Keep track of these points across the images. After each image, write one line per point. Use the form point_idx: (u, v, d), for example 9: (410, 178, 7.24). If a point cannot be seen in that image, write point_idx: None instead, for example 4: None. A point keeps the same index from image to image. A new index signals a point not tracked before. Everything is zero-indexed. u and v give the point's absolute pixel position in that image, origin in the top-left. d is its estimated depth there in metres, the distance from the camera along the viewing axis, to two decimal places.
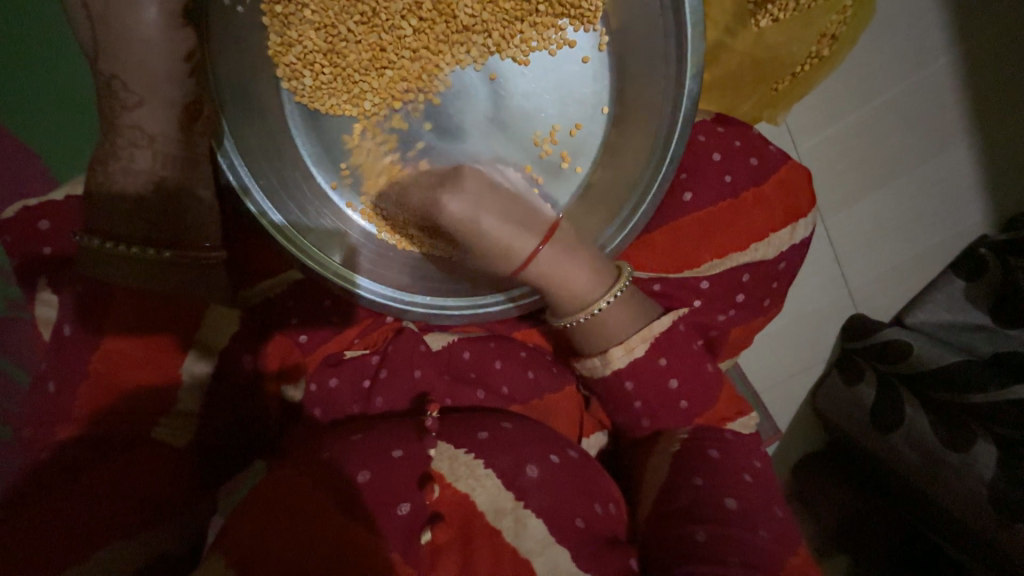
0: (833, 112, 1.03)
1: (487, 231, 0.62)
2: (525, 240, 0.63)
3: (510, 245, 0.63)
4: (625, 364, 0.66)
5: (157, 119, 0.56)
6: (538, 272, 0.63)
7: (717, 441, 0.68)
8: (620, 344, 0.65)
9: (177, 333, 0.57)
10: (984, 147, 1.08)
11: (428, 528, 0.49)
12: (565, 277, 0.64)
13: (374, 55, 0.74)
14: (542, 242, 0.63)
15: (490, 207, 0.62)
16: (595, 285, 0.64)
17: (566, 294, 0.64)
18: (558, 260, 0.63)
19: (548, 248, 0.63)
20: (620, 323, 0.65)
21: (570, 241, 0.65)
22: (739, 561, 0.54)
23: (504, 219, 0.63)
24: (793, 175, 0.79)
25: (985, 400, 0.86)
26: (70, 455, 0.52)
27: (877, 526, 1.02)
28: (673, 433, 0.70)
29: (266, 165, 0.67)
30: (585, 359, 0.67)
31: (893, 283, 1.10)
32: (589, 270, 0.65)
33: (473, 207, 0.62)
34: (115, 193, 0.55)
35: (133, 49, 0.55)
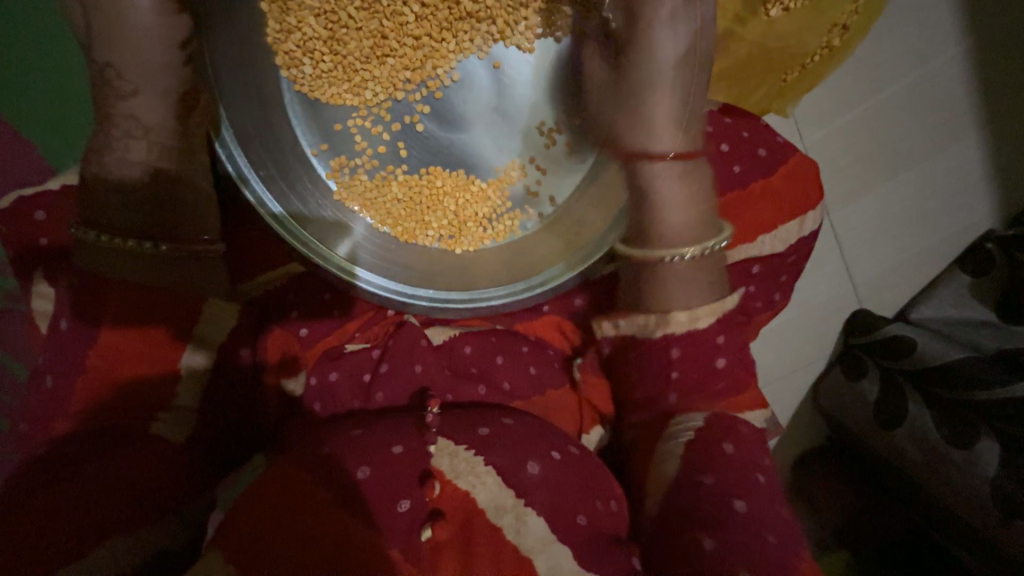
0: (842, 103, 1.01)
1: (659, 108, 0.65)
2: (670, 142, 0.65)
3: (653, 130, 0.65)
4: (681, 330, 0.67)
5: (153, 109, 0.55)
6: (652, 177, 0.64)
7: (730, 435, 0.65)
8: (685, 310, 0.65)
9: (171, 325, 0.57)
10: (995, 139, 1.06)
11: (428, 525, 0.49)
12: (675, 203, 0.64)
13: (375, 42, 0.72)
14: (674, 154, 0.64)
15: (670, 88, 0.64)
16: (686, 232, 0.64)
17: (658, 226, 0.65)
18: (674, 179, 0.64)
19: (675, 164, 0.64)
20: (685, 289, 0.65)
21: (693, 174, 0.65)
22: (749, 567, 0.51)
23: (671, 112, 0.65)
24: (802, 167, 0.77)
25: (990, 397, 0.87)
26: (68, 450, 0.52)
27: (879, 521, 1.02)
28: (692, 413, 0.69)
29: (264, 152, 0.64)
30: (639, 316, 0.68)
31: (899, 277, 1.09)
32: (694, 213, 0.65)
33: (680, 78, 0.64)
34: (107, 184, 0.54)
35: (128, 36, 0.54)
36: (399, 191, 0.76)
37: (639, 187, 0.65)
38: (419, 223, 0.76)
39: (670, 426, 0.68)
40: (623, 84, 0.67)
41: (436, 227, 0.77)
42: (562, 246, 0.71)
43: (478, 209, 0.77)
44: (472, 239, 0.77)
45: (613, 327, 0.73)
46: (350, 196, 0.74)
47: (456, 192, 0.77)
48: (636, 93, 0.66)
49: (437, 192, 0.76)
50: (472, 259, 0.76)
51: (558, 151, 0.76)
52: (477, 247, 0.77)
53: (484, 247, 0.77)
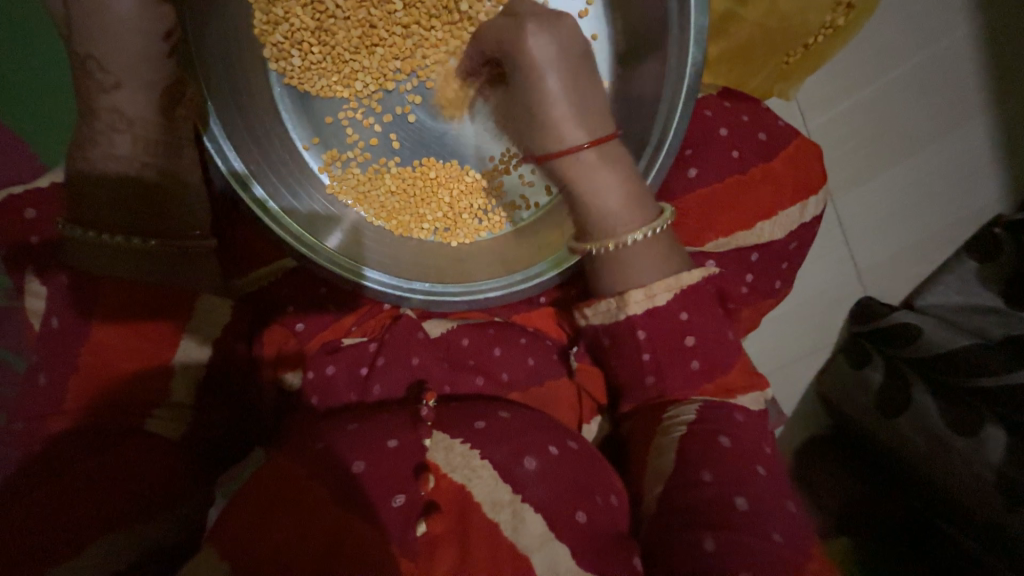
0: (845, 88, 0.99)
1: (557, 103, 0.62)
2: (580, 133, 0.61)
3: (557, 127, 0.62)
4: (642, 310, 0.63)
5: (136, 102, 0.54)
6: (574, 171, 0.62)
7: (726, 425, 0.64)
8: (640, 288, 0.62)
9: (171, 319, 0.58)
10: (1004, 120, 1.03)
11: (422, 520, 0.49)
12: (599, 193, 0.61)
13: (364, 31, 0.71)
14: (589, 143, 0.61)
15: (558, 82, 0.62)
16: (630, 214, 0.61)
17: (598, 216, 0.62)
18: (597, 169, 0.61)
19: (593, 154, 0.61)
20: (642, 268, 0.62)
21: (616, 156, 0.62)
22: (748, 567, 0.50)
23: (570, 103, 0.62)
24: (802, 151, 0.75)
25: (996, 383, 0.85)
26: (62, 447, 0.52)
27: (881, 509, 1.02)
28: (684, 403, 0.66)
29: (252, 143, 0.63)
30: (599, 302, 0.65)
31: (903, 264, 1.08)
32: (629, 195, 0.61)
33: (557, 68, 0.62)
34: (95, 181, 0.54)
35: (105, 26, 0.52)
36: (393, 185, 0.75)
37: (566, 185, 0.63)
38: (414, 217, 0.76)
39: (664, 417, 0.66)
40: (517, 82, 0.64)
41: (432, 220, 0.76)
42: (558, 237, 0.69)
43: (472, 200, 0.76)
44: (467, 231, 0.76)
45: (581, 317, 0.68)
46: (343, 189, 0.73)
47: (452, 184, 0.76)
48: (534, 89, 0.63)
49: (431, 185, 0.76)
50: (468, 251, 0.75)
51: None
52: (472, 239, 0.76)
53: (479, 239, 0.77)
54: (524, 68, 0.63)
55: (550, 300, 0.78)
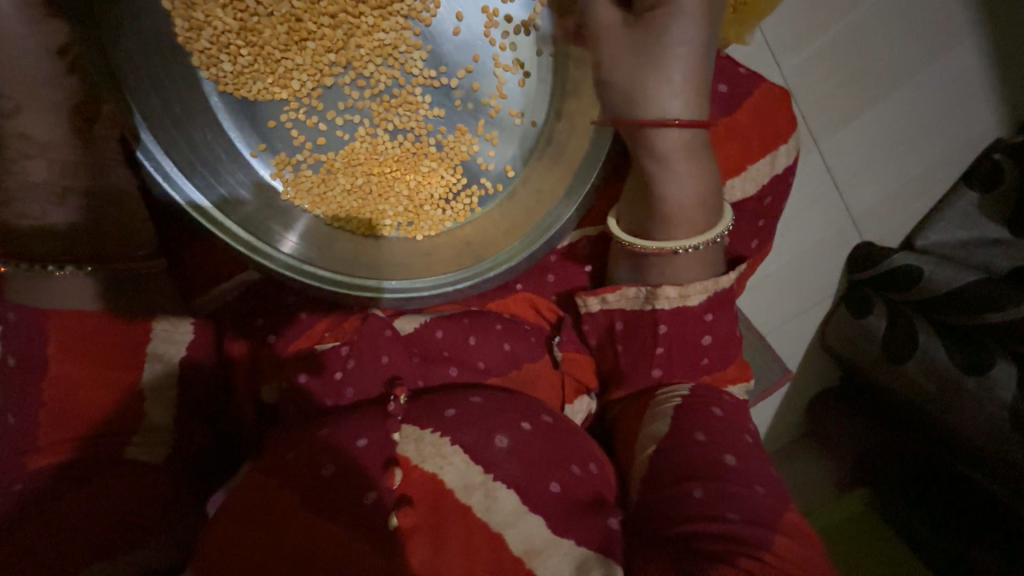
0: (819, 23, 0.92)
1: (675, 66, 0.55)
2: (679, 104, 0.56)
3: (665, 90, 0.56)
4: (671, 307, 0.62)
5: (46, 125, 0.54)
6: (665, 155, 0.58)
7: (718, 399, 0.64)
8: (676, 286, 0.61)
9: (124, 343, 0.58)
10: (989, 40, 0.96)
11: (394, 513, 0.49)
12: (687, 187, 0.59)
13: (291, 26, 0.67)
14: (683, 122, 0.56)
15: (688, 35, 0.55)
16: (693, 218, 0.60)
17: (665, 214, 0.60)
18: (683, 158, 0.58)
19: (685, 137, 0.57)
20: (679, 269, 0.62)
21: (704, 147, 0.59)
22: (740, 516, 0.51)
23: (687, 65, 0.55)
24: (768, 99, 0.71)
25: (1005, 319, 0.81)
26: (44, 486, 0.52)
27: (898, 454, 0.96)
28: (679, 384, 0.66)
29: (189, 151, 0.61)
30: (630, 288, 0.64)
31: (899, 204, 1.02)
32: (701, 195, 0.60)
33: (684, 41, 0.55)
34: (21, 211, 0.53)
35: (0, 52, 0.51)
36: (349, 183, 0.72)
37: (651, 166, 0.59)
38: (375, 213, 0.73)
39: (658, 393, 0.66)
40: (635, 32, 0.56)
41: (393, 215, 0.73)
42: (520, 219, 0.68)
43: (432, 190, 0.73)
44: (431, 222, 0.74)
45: (598, 300, 0.66)
46: (298, 194, 0.71)
47: (409, 176, 0.73)
48: (649, 41, 0.55)
49: (387, 180, 0.73)
50: (435, 245, 0.73)
51: (505, 117, 0.71)
52: (438, 230, 0.74)
53: (445, 230, 0.74)
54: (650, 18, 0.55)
55: (525, 285, 0.75)
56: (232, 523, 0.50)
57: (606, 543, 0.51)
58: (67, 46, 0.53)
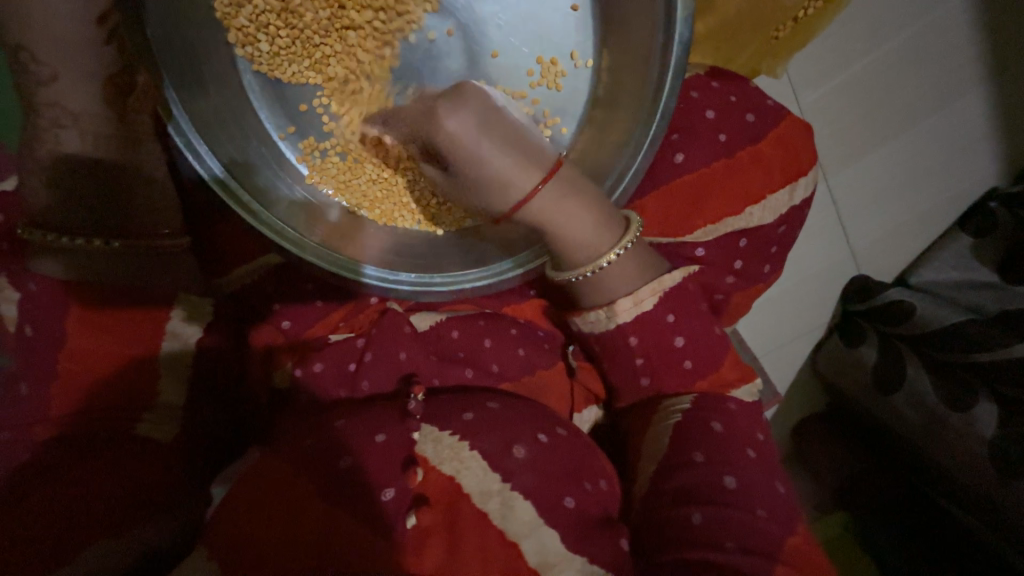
0: (839, 60, 0.96)
1: (494, 160, 0.57)
2: (524, 182, 0.58)
3: (508, 185, 0.58)
4: (632, 316, 0.62)
5: (82, 95, 0.52)
6: (539, 208, 0.59)
7: (721, 412, 0.65)
8: (629, 296, 0.62)
9: (161, 313, 0.59)
10: (997, 92, 1.01)
11: (412, 512, 0.50)
12: (570, 229, 0.60)
13: (333, 13, 0.68)
14: (541, 184, 0.58)
15: (487, 142, 0.57)
16: (599, 239, 0.60)
17: (571, 246, 0.61)
18: (555, 210, 0.59)
19: (546, 194, 0.58)
20: (624, 279, 0.62)
21: (573, 178, 0.60)
22: (737, 546, 0.53)
23: (511, 155, 0.58)
24: (791, 131, 0.73)
25: (990, 359, 0.85)
26: (49, 457, 0.50)
27: (883, 482, 1.00)
28: (679, 396, 0.67)
29: (219, 130, 0.61)
30: (590, 312, 0.63)
31: (899, 241, 1.06)
32: (593, 225, 0.60)
33: (479, 138, 0.57)
34: (45, 181, 0.51)
35: (31, 15, 0.49)
36: (376, 173, 0.73)
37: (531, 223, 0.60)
38: (398, 205, 0.73)
39: (659, 407, 0.67)
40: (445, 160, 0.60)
41: (415, 209, 0.74)
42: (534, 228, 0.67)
43: None
44: (453, 219, 0.74)
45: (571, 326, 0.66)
46: (323, 179, 0.71)
47: None
48: (461, 164, 0.58)
49: (412, 174, 0.73)
50: (455, 241, 0.73)
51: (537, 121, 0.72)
52: (459, 226, 0.74)
53: (466, 228, 0.74)
54: (443, 143, 0.58)
55: (541, 291, 0.77)
56: (241, 512, 0.50)
57: (618, 559, 0.53)
58: (107, 14, 0.52)
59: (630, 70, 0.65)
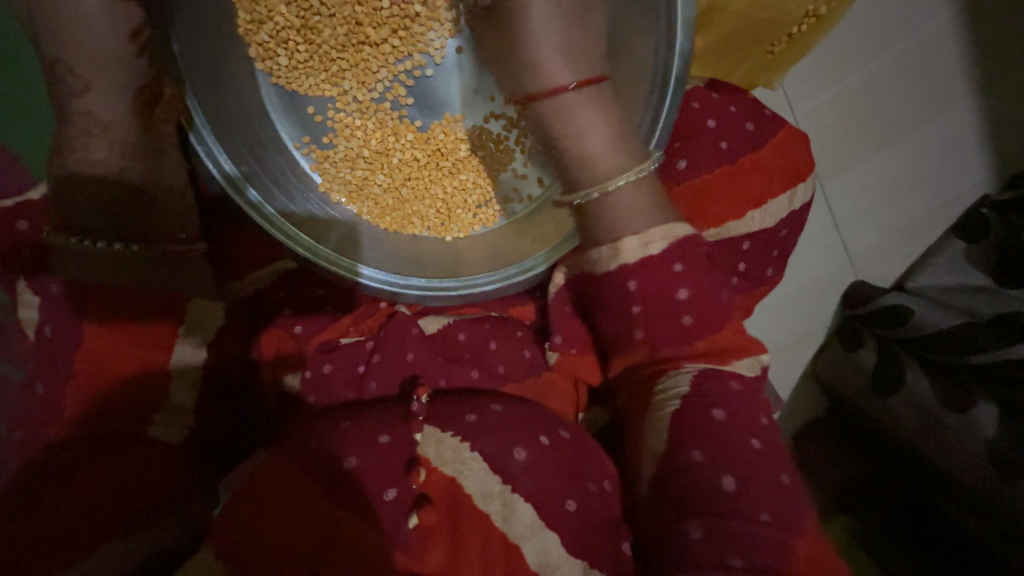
0: (832, 73, 0.99)
1: (541, 38, 0.60)
2: (567, 70, 0.60)
3: (544, 69, 0.60)
4: (635, 260, 0.57)
5: (110, 106, 0.54)
6: (566, 105, 0.59)
7: (725, 397, 0.59)
8: (635, 235, 0.57)
9: (170, 318, 0.59)
10: (987, 102, 1.04)
11: (414, 513, 0.51)
12: (586, 141, 0.59)
13: (350, 28, 0.70)
14: (576, 83, 0.59)
15: (545, 19, 0.60)
16: (614, 162, 0.59)
17: (584, 160, 0.60)
18: (580, 112, 0.59)
19: (578, 94, 0.59)
20: (629, 218, 0.58)
21: (606, 95, 0.60)
22: (740, 559, 0.49)
23: (561, 46, 0.60)
24: (789, 139, 0.76)
25: (987, 359, 0.87)
26: (63, 457, 0.51)
27: (883, 486, 1.03)
28: (681, 368, 0.60)
29: (237, 137, 0.62)
30: (590, 250, 0.60)
31: (895, 247, 1.09)
32: (610, 144, 0.59)
33: (534, 17, 0.60)
34: (73, 188, 0.53)
35: (76, 33, 0.52)
36: (386, 181, 0.75)
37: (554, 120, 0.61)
38: (408, 213, 0.76)
39: (659, 382, 0.61)
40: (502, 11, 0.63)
41: (425, 217, 0.76)
42: (550, 229, 0.68)
43: (466, 196, 0.77)
44: (461, 225, 0.77)
45: (570, 269, 0.64)
46: (335, 187, 0.73)
47: (446, 181, 0.76)
48: (513, 35, 0.62)
49: (422, 182, 0.76)
50: (463, 246, 0.75)
51: None
52: (467, 232, 0.77)
53: (474, 233, 0.77)
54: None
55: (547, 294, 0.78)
56: (250, 511, 0.51)
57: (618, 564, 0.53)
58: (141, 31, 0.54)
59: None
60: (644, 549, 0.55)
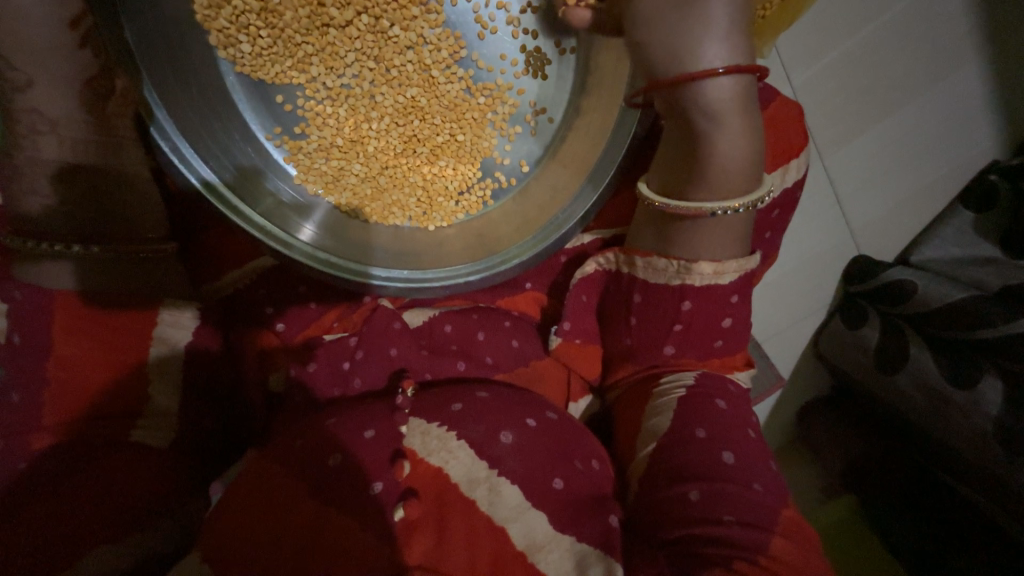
0: (833, 36, 0.93)
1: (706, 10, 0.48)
2: (724, 52, 0.49)
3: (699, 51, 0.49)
4: (703, 283, 0.60)
5: (56, 101, 0.51)
6: (722, 102, 0.50)
7: (723, 391, 0.64)
8: (713, 262, 0.58)
9: (150, 312, 0.59)
10: (993, 64, 0.98)
11: (400, 505, 0.50)
12: (727, 149, 0.53)
13: (312, 10, 0.66)
14: (730, 71, 0.49)
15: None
16: (739, 178, 0.54)
17: (713, 172, 0.54)
18: (730, 113, 0.51)
19: (730, 87, 0.50)
20: (711, 242, 0.58)
21: (752, 96, 0.52)
22: (735, 518, 0.52)
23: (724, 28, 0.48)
24: (782, 113, 0.72)
25: (996, 335, 0.83)
26: (48, 466, 0.51)
27: (886, 468, 0.97)
28: (683, 372, 0.66)
29: (202, 130, 0.60)
30: (659, 259, 0.60)
31: (899, 220, 1.05)
32: (748, 157, 0.54)
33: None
34: (28, 187, 0.52)
35: (7, 22, 0.48)
36: (362, 171, 0.73)
37: (700, 116, 0.51)
38: (389, 203, 0.73)
39: (660, 383, 0.66)
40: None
41: (406, 206, 0.74)
42: (534, 215, 0.68)
43: (446, 183, 0.74)
44: (444, 214, 0.74)
45: (630, 267, 0.64)
46: (310, 178, 0.71)
47: (425, 169, 0.74)
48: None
49: (401, 172, 0.74)
50: (447, 235, 0.73)
51: (524, 112, 0.73)
52: (450, 221, 0.75)
53: (457, 222, 0.75)
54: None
55: (535, 284, 0.75)
56: (234, 504, 0.51)
57: (606, 539, 0.52)
58: (81, 17, 0.51)
59: (609, 55, 0.64)
60: (639, 527, 0.56)
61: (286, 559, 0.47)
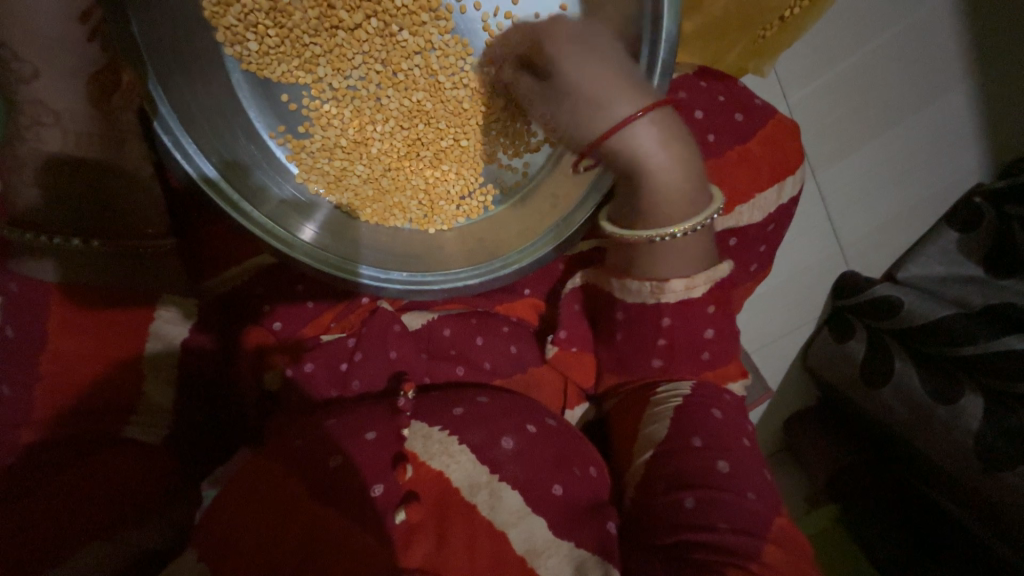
0: (827, 58, 0.96)
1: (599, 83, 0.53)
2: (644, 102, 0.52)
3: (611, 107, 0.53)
4: (675, 300, 0.61)
5: (63, 93, 0.51)
6: (644, 141, 0.53)
7: (717, 400, 0.65)
8: (682, 278, 0.59)
9: (145, 308, 0.58)
10: (981, 90, 1.02)
11: (401, 508, 0.50)
12: (660, 180, 0.54)
13: (322, 11, 0.66)
14: (645, 112, 0.52)
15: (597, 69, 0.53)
16: (679, 206, 0.55)
17: (652, 201, 0.55)
18: (654, 149, 0.53)
19: (650, 126, 0.53)
20: (676, 262, 0.59)
21: (675, 130, 0.54)
22: (729, 525, 0.53)
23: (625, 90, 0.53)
24: (779, 131, 0.74)
25: (975, 352, 0.86)
26: (42, 457, 0.51)
27: (866, 486, 1.00)
28: (677, 381, 0.67)
29: (205, 126, 0.59)
30: (633, 282, 0.61)
31: (886, 237, 1.08)
32: (682, 187, 0.55)
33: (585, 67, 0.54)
34: (31, 179, 0.52)
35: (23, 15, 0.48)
36: (365, 172, 0.73)
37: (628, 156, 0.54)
38: (390, 205, 0.74)
39: (657, 391, 0.67)
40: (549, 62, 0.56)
41: (408, 209, 0.74)
42: (536, 219, 0.68)
43: (448, 187, 0.75)
44: (445, 218, 0.75)
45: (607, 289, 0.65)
46: (313, 177, 0.71)
47: (428, 172, 0.75)
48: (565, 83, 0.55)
49: (403, 175, 0.74)
50: (447, 239, 0.74)
51: None
52: (451, 225, 0.75)
53: (457, 225, 0.76)
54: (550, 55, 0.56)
55: (534, 291, 0.76)
56: (233, 502, 0.51)
57: (604, 543, 0.53)
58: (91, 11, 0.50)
59: None
60: (635, 533, 0.57)
61: (283, 559, 0.47)
